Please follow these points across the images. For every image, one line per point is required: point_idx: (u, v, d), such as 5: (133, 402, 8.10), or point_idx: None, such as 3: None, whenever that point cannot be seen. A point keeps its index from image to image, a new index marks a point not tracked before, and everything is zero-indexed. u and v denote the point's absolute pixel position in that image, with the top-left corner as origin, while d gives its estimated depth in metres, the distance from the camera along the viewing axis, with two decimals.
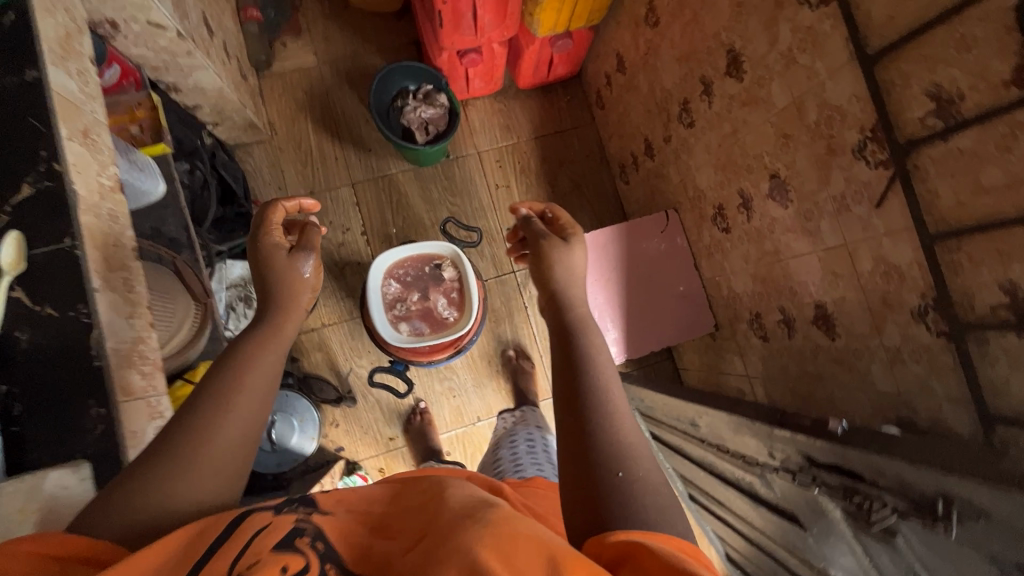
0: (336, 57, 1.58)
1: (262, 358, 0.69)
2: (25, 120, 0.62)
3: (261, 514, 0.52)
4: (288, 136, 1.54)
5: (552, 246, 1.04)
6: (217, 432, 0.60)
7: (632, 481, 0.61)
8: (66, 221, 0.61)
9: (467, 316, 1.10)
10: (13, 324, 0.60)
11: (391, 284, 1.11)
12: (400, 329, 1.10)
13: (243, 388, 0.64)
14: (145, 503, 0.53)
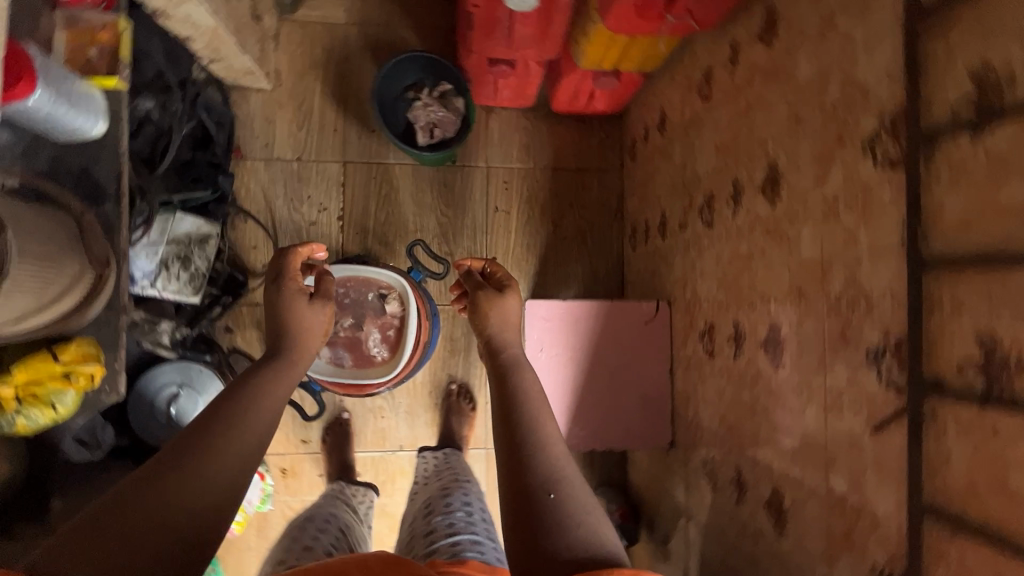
0: (368, 21, 1.43)
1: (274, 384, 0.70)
2: None
3: None
4: (292, 91, 1.40)
5: (484, 296, 0.94)
6: (219, 456, 0.57)
7: (574, 505, 0.57)
8: None
9: (397, 361, 0.98)
10: None
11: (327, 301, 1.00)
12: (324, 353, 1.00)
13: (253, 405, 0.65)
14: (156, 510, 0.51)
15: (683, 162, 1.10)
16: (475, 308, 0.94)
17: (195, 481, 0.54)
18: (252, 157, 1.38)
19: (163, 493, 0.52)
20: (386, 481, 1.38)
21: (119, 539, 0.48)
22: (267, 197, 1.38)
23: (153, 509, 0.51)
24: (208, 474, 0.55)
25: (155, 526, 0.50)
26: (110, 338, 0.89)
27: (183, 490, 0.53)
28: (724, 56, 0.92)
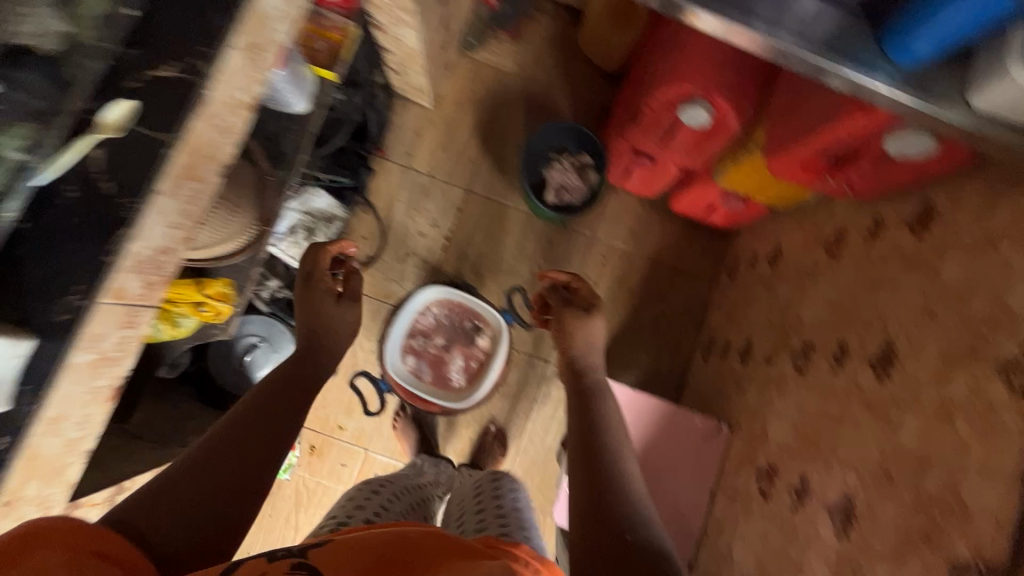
0: (532, 78, 1.56)
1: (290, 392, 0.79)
2: (209, 13, 0.61)
3: (256, 559, 0.51)
4: (446, 115, 1.53)
5: (572, 320, 1.02)
6: (280, 404, 0.76)
7: (641, 530, 0.64)
8: (177, 118, 0.59)
9: (471, 391, 1.06)
10: (72, 176, 0.58)
11: (426, 315, 1.09)
12: (406, 361, 1.08)
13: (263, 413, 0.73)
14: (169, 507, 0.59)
15: (786, 303, 1.14)
16: (564, 332, 1.02)
17: (264, 419, 0.72)
18: (391, 159, 1.50)
19: (245, 425, 0.70)
20: None
21: (217, 455, 0.65)
22: (391, 198, 1.49)
23: (238, 435, 0.69)
24: (274, 418, 0.73)
25: (240, 446, 0.67)
26: (241, 281, 0.97)
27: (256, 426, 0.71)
28: (863, 226, 0.96)
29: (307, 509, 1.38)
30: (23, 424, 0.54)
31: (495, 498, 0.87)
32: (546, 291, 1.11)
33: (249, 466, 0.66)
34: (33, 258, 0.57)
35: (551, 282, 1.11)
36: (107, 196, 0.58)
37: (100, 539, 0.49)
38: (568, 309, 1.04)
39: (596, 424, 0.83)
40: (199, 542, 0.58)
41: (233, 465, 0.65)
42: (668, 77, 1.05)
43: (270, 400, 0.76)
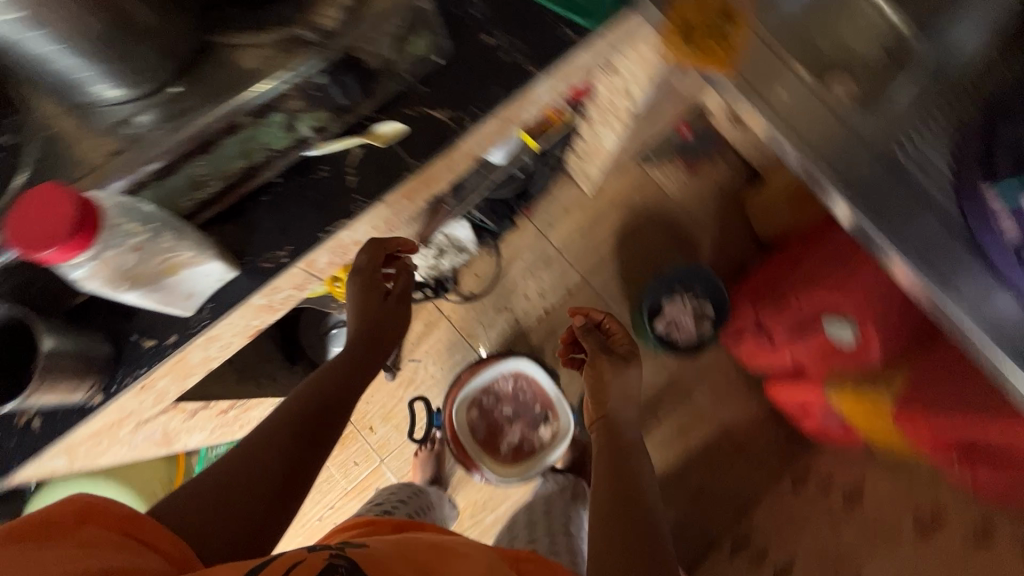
0: (689, 210, 1.61)
1: (339, 386, 0.79)
2: (492, 83, 0.71)
3: (296, 550, 0.52)
4: (598, 206, 1.60)
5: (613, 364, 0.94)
6: (327, 402, 0.77)
7: None
8: (427, 152, 0.68)
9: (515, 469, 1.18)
10: (329, 160, 0.67)
11: (507, 381, 1.23)
12: (471, 410, 1.22)
13: (306, 414, 0.75)
14: (205, 501, 0.63)
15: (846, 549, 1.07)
16: (597, 379, 0.93)
17: (304, 417, 0.74)
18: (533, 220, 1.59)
19: (286, 424, 0.73)
20: None
21: (254, 455, 0.69)
22: (515, 254, 1.57)
23: (275, 436, 0.71)
24: (315, 415, 0.75)
25: (276, 447, 0.70)
26: None
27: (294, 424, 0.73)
28: None
29: None
30: (191, 333, 0.62)
31: (556, 521, 1.02)
32: (581, 332, 1.00)
33: (279, 469, 0.69)
34: (268, 209, 0.65)
35: (584, 321, 1.01)
36: (346, 187, 0.67)
37: (133, 521, 0.51)
38: (610, 359, 0.94)
39: (629, 480, 0.77)
40: (230, 537, 0.62)
41: (265, 465, 0.69)
42: None
43: (319, 394, 0.77)
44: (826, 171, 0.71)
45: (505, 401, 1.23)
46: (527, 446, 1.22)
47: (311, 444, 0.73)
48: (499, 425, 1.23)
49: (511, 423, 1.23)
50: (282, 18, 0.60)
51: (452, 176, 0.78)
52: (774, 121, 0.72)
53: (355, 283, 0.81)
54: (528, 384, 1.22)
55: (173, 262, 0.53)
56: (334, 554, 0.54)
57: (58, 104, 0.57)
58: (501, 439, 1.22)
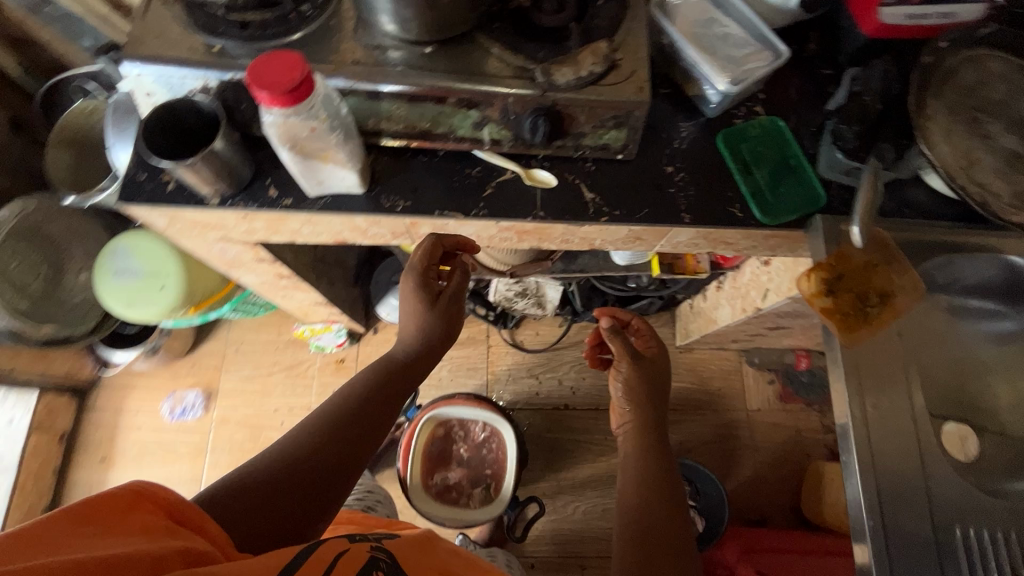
0: (752, 428, 1.52)
1: (387, 386, 0.83)
2: (644, 201, 0.76)
3: (340, 541, 0.56)
4: (676, 360, 1.57)
5: (641, 371, 1.00)
6: (370, 409, 0.80)
7: None
8: (554, 213, 0.76)
9: (432, 506, 1.21)
10: (485, 167, 0.78)
11: (482, 431, 1.28)
12: (437, 429, 1.28)
13: (349, 410, 0.79)
14: (250, 496, 0.67)
15: None
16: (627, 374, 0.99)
17: (346, 422, 0.77)
18: None
19: (330, 429, 0.76)
20: None
21: (298, 453, 0.73)
22: (579, 342, 1.59)
23: (318, 436, 0.75)
24: (360, 422, 0.79)
25: (316, 451, 0.73)
26: None
27: (337, 428, 0.76)
28: None
29: (290, 376, 1.55)
30: (301, 206, 0.74)
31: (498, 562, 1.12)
32: (608, 333, 1.00)
33: (318, 472, 0.72)
34: (419, 167, 0.77)
35: (613, 322, 1.03)
36: (481, 194, 0.76)
37: (169, 504, 0.54)
38: (639, 367, 0.99)
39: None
40: (262, 533, 0.65)
41: (306, 468, 0.72)
42: None
43: (366, 403, 0.81)
44: (870, 496, 0.63)
45: (467, 445, 1.28)
46: (453, 494, 1.24)
47: (349, 450, 0.76)
48: (448, 458, 1.27)
49: (457, 466, 1.27)
50: (535, 54, 0.68)
51: (563, 244, 0.85)
52: (855, 416, 0.66)
53: (415, 280, 0.85)
54: (495, 448, 1.27)
55: (328, 154, 0.65)
56: (375, 547, 0.58)
57: (353, 7, 0.70)
58: (439, 471, 1.26)
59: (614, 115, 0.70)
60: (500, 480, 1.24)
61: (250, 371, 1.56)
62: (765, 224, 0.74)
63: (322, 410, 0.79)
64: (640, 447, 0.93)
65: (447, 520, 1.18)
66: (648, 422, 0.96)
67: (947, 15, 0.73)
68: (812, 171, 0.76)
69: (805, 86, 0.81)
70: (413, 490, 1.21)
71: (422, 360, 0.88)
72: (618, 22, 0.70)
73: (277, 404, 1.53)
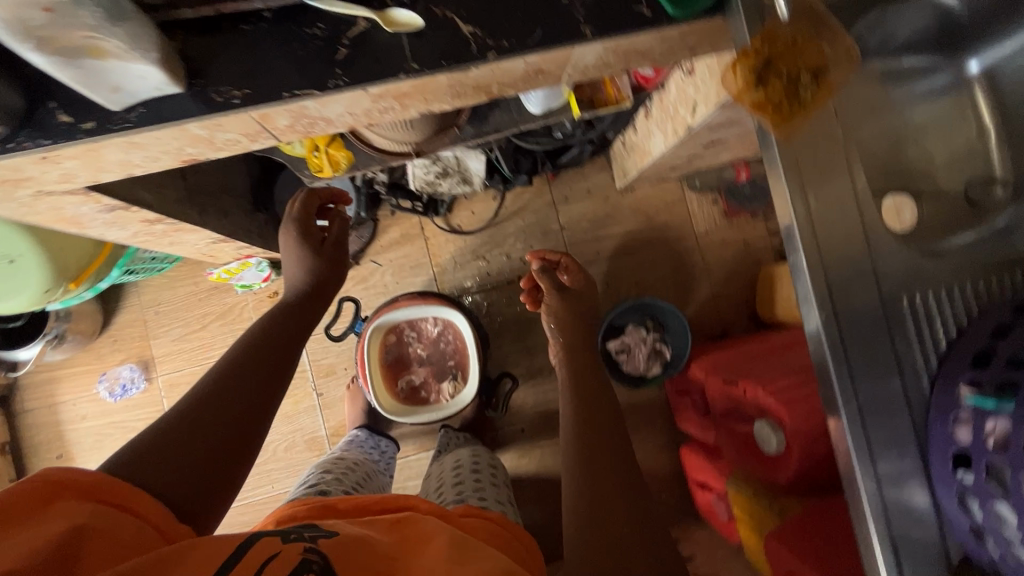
0: (704, 253, 1.54)
1: (289, 329, 0.85)
2: (535, 20, 0.62)
3: (267, 541, 0.51)
4: (619, 204, 1.51)
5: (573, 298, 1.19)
6: (275, 347, 0.82)
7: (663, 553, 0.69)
8: (431, 61, 0.61)
9: (399, 409, 1.21)
10: (330, 21, 0.61)
11: (435, 325, 1.25)
12: (388, 336, 1.24)
13: (255, 358, 0.79)
14: (168, 462, 0.65)
15: None
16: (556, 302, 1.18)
17: (253, 367, 0.77)
18: (551, 188, 1.50)
19: (237, 379, 0.75)
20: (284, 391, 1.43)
21: (213, 407, 0.71)
22: (518, 210, 1.50)
23: (229, 385, 0.74)
24: (269, 361, 0.80)
25: (235, 399, 0.73)
26: (359, 163, 1.03)
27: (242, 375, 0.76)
28: None
29: (225, 324, 1.44)
30: (109, 128, 0.58)
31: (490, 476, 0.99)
32: (539, 273, 1.22)
33: (241, 422, 0.72)
34: (245, 42, 0.60)
35: (543, 263, 1.24)
36: (333, 58, 0.60)
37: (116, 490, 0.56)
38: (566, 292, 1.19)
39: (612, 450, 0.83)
40: (199, 495, 0.65)
41: (223, 422, 0.71)
42: (779, 389, 0.98)
43: (266, 346, 0.81)
44: (817, 287, 0.62)
45: (424, 343, 1.26)
46: (424, 393, 1.25)
47: (268, 391, 0.77)
48: (408, 361, 1.26)
49: (420, 366, 1.26)
50: None
51: (457, 103, 0.71)
52: (798, 211, 0.62)
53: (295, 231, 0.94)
54: (452, 339, 1.25)
55: (98, 45, 0.48)
56: (310, 547, 0.52)
57: None
58: (403, 375, 1.25)
59: None
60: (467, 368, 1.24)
61: (181, 330, 1.43)
62: (679, 18, 0.62)
63: (226, 364, 0.78)
64: (571, 361, 1.05)
65: (422, 417, 1.20)
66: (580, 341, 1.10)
67: None
68: None
69: None
70: (382, 400, 1.20)
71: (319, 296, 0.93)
72: None
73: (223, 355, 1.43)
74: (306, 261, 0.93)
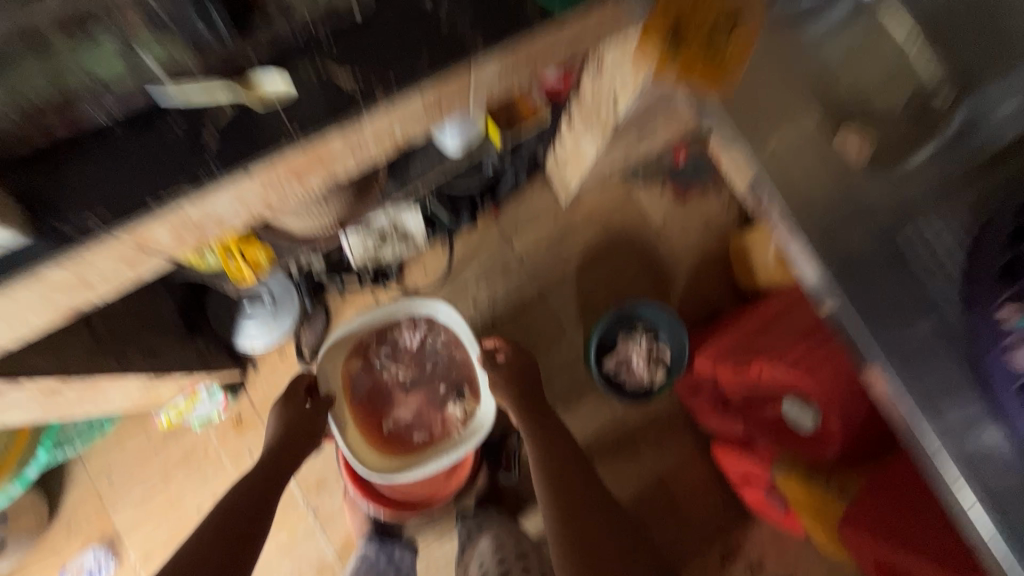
0: (670, 243, 1.48)
1: (256, 492, 0.91)
2: (414, 56, 0.57)
3: None
4: (571, 219, 1.45)
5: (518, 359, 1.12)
6: (245, 511, 0.88)
7: None
8: (314, 123, 0.55)
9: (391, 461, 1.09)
10: (190, 118, 0.54)
11: (417, 335, 1.18)
12: (356, 360, 1.16)
13: (230, 518, 0.86)
14: None
15: None
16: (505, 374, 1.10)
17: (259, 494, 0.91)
18: (498, 223, 1.43)
19: (244, 504, 0.89)
20: (274, 523, 1.26)
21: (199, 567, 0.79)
22: (470, 256, 1.42)
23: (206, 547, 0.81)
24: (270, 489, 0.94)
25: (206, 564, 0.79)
26: (283, 254, 0.96)
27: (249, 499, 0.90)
28: None
29: (192, 467, 1.28)
30: None
31: None
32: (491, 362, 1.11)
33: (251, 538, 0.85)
34: (92, 160, 0.52)
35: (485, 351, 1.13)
36: (196, 146, 0.53)
37: None
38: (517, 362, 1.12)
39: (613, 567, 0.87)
40: None
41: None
42: (796, 355, 0.95)
43: (264, 483, 0.94)
44: (807, 244, 0.60)
45: (407, 363, 1.18)
46: (419, 428, 1.14)
47: (243, 550, 0.84)
48: (391, 393, 1.17)
49: (407, 395, 1.17)
50: None
51: (361, 158, 0.63)
52: None
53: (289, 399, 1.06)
54: (440, 351, 1.18)
55: None
56: None
57: None
58: (389, 416, 1.15)
59: None
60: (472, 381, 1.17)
61: (142, 490, 1.27)
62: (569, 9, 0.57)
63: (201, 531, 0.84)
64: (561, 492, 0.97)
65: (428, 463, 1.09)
66: (565, 469, 1.00)
67: None
68: None
69: None
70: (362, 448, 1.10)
71: (298, 434, 1.02)
72: None
73: (197, 503, 1.27)
74: (280, 424, 1.02)
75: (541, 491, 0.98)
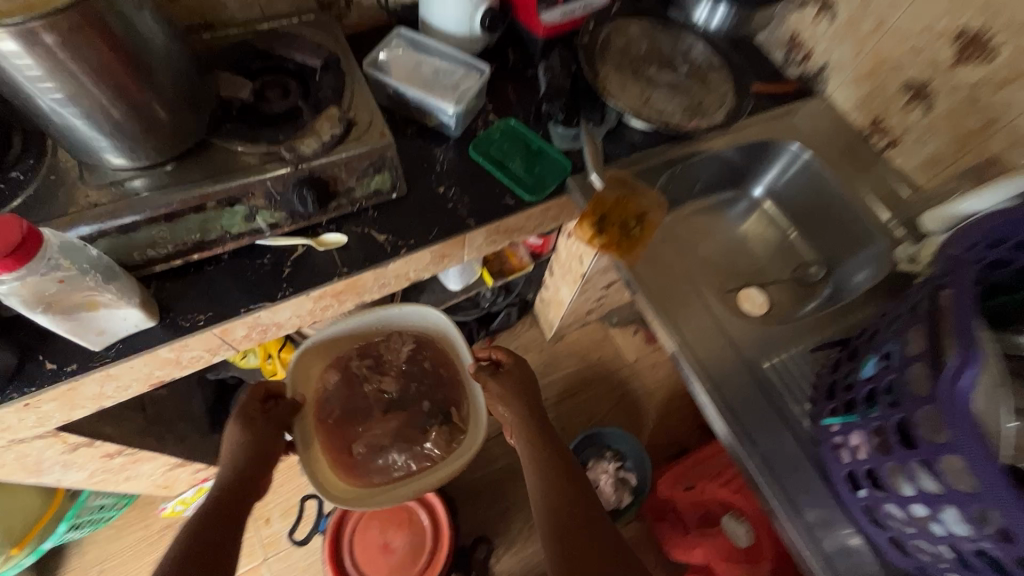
0: (641, 379, 1.68)
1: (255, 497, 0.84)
2: (430, 225, 0.85)
3: None
4: (554, 351, 1.68)
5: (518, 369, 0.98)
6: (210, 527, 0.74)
7: None
8: (357, 264, 0.80)
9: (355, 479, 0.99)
10: (275, 254, 0.79)
11: (406, 346, 1.10)
12: (286, 329, 0.84)
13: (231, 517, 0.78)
14: None
15: None
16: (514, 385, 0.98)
17: (235, 500, 0.80)
18: None
19: (220, 510, 0.78)
20: None
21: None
22: None
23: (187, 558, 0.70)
24: (232, 503, 0.80)
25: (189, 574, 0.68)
26: None
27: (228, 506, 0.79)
28: None
29: None
30: (91, 365, 0.69)
31: None
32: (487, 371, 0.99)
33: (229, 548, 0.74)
34: (209, 279, 0.75)
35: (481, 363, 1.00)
36: (280, 276, 0.77)
37: None
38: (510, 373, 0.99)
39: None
40: None
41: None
42: (730, 479, 1.15)
43: (241, 489, 0.82)
44: (694, 370, 0.77)
45: (390, 377, 1.09)
46: (393, 455, 1.03)
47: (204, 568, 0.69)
48: (366, 413, 1.07)
49: (386, 414, 1.07)
50: (276, 137, 0.76)
51: (378, 291, 0.89)
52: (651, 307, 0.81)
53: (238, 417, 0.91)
54: (428, 369, 1.10)
55: (94, 300, 0.62)
56: None
57: (72, 158, 0.71)
58: (361, 438, 1.04)
59: (371, 160, 0.79)
60: (456, 400, 1.09)
61: None
62: (536, 200, 0.86)
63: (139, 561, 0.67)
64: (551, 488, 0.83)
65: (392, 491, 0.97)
66: None
67: (591, 3, 0.95)
68: (552, 150, 0.90)
69: (519, 86, 0.98)
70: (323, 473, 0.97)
71: (270, 443, 0.89)
72: (340, 90, 0.82)
73: None
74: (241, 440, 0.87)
75: (535, 482, 0.86)
